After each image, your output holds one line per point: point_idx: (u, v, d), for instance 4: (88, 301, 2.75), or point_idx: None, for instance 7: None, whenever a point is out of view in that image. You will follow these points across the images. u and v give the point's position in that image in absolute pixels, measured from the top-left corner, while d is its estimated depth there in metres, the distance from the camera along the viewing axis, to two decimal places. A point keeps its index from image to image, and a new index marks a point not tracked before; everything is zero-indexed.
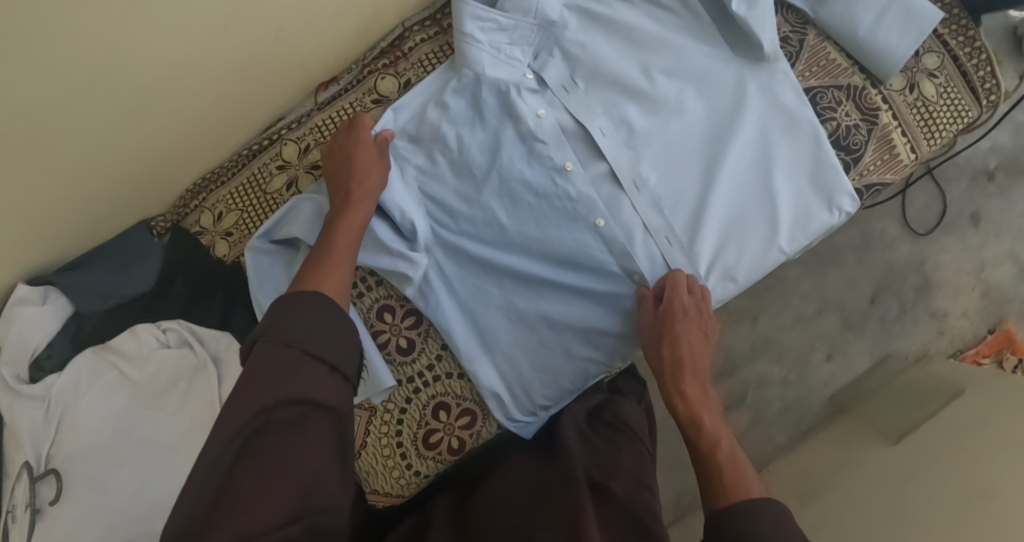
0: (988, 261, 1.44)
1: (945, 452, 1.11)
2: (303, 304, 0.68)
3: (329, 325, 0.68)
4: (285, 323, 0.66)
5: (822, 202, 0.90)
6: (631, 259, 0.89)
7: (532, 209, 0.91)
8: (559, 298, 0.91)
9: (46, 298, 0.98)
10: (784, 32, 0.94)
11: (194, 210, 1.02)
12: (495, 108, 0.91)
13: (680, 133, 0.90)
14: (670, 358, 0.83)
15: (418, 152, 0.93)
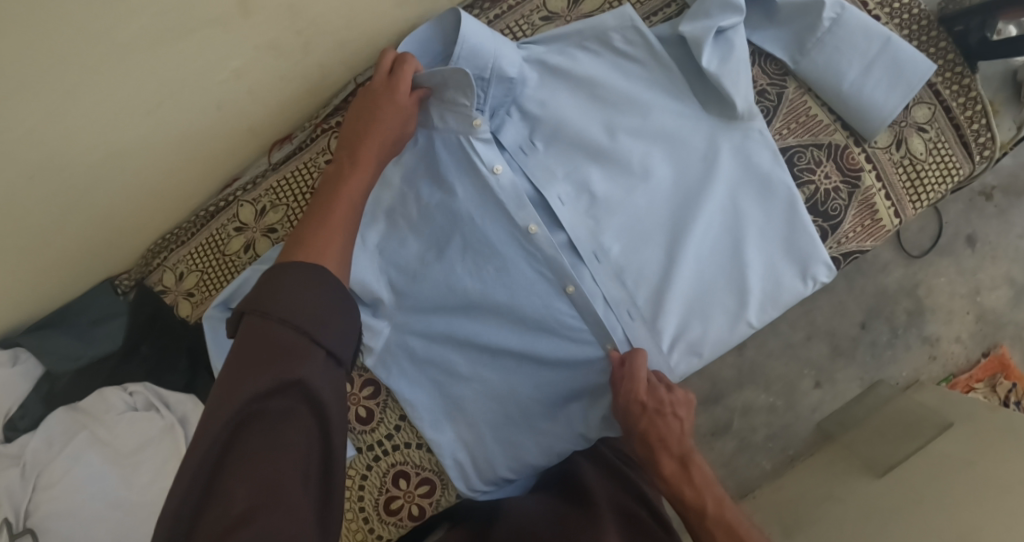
0: (983, 285, 1.39)
1: (923, 494, 1.07)
2: (300, 275, 0.60)
3: (331, 309, 0.59)
4: (275, 291, 0.58)
5: (795, 270, 0.86)
6: (597, 330, 0.86)
7: (498, 275, 0.86)
8: (525, 370, 0.88)
9: (16, 359, 0.98)
10: (761, 85, 0.88)
11: (157, 268, 1.01)
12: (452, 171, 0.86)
13: (645, 203, 0.86)
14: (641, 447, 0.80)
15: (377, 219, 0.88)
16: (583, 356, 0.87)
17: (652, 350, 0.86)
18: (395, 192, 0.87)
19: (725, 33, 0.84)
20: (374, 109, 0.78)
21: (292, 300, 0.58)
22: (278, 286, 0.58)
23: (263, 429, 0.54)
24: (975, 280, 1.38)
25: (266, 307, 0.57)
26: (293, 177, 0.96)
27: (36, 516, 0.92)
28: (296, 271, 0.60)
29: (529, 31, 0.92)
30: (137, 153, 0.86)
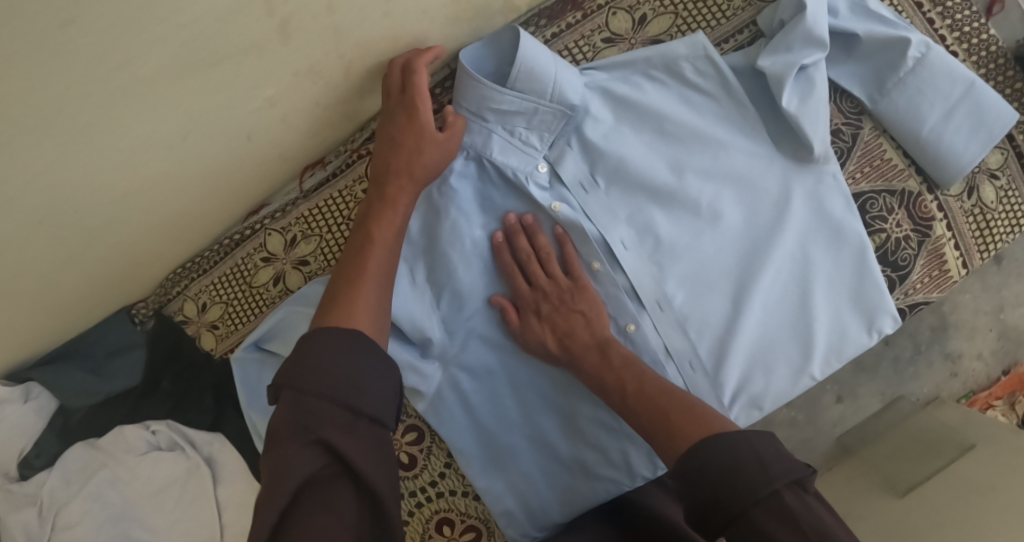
0: (1007, 301, 1.41)
1: (945, 515, 1.07)
2: (339, 339, 0.58)
3: (367, 368, 0.57)
4: (313, 362, 0.55)
5: (861, 324, 0.82)
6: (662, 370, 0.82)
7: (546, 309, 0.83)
8: (581, 401, 0.82)
9: (28, 395, 0.91)
10: (836, 124, 0.83)
11: (177, 297, 0.93)
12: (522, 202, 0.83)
13: (710, 247, 0.81)
14: (598, 368, 0.75)
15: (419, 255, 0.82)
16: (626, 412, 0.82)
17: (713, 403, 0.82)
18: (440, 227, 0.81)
19: (805, 71, 0.79)
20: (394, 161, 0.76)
21: (328, 370, 0.55)
22: (309, 355, 0.56)
23: (317, 500, 0.52)
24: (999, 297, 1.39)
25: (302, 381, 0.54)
26: (325, 207, 0.87)
27: None
28: (338, 339, 0.58)
29: (590, 53, 0.85)
30: (159, 187, 0.77)
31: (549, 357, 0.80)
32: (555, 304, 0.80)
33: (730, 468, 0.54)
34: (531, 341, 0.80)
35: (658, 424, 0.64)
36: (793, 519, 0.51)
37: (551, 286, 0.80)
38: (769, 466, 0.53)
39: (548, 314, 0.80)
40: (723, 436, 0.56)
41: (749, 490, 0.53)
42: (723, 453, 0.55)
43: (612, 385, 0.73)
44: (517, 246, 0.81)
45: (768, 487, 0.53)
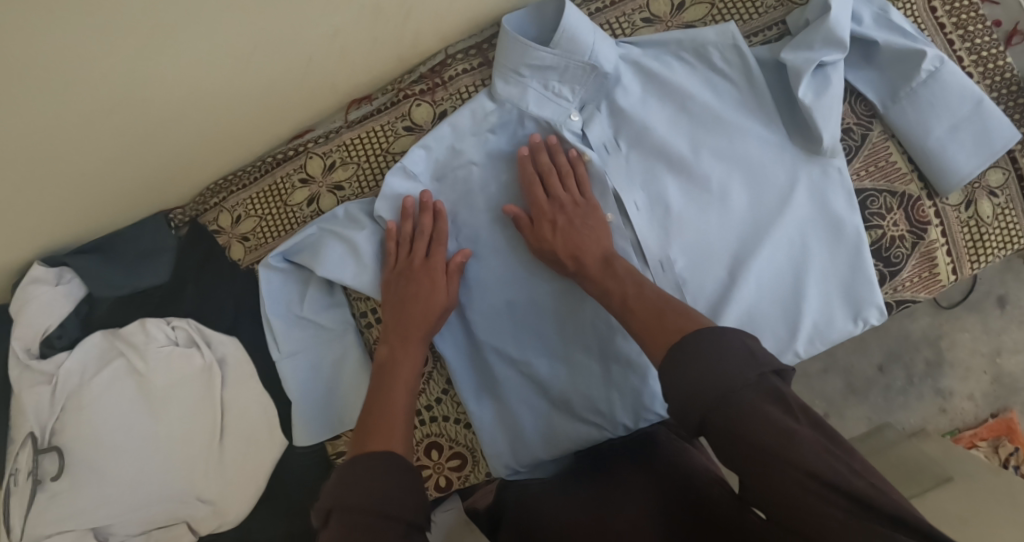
0: (1005, 347, 1.44)
1: None
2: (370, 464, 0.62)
3: (398, 481, 0.61)
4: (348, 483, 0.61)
5: (849, 313, 0.87)
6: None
7: None
8: (579, 346, 0.89)
9: (60, 278, 0.99)
10: (847, 123, 0.88)
11: (213, 208, 0.99)
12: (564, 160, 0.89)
13: (715, 222, 0.87)
14: (602, 278, 0.78)
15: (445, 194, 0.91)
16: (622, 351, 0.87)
17: None
18: (465, 173, 0.90)
19: (823, 69, 0.85)
20: (411, 292, 0.85)
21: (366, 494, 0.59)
22: (344, 481, 0.61)
23: None
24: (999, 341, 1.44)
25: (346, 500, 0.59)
26: (367, 138, 0.94)
27: (61, 436, 0.99)
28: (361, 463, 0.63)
29: (628, 30, 0.92)
30: (220, 98, 0.86)
31: (560, 266, 0.84)
32: (573, 216, 0.84)
33: (720, 363, 0.57)
34: (545, 246, 0.84)
35: (649, 326, 0.67)
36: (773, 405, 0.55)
37: (568, 197, 0.85)
38: (758, 355, 0.57)
39: (562, 226, 0.83)
40: (709, 334, 0.60)
41: (737, 380, 0.56)
42: (719, 339, 0.59)
43: (614, 293, 0.75)
44: (540, 162, 0.87)
45: (756, 375, 0.56)
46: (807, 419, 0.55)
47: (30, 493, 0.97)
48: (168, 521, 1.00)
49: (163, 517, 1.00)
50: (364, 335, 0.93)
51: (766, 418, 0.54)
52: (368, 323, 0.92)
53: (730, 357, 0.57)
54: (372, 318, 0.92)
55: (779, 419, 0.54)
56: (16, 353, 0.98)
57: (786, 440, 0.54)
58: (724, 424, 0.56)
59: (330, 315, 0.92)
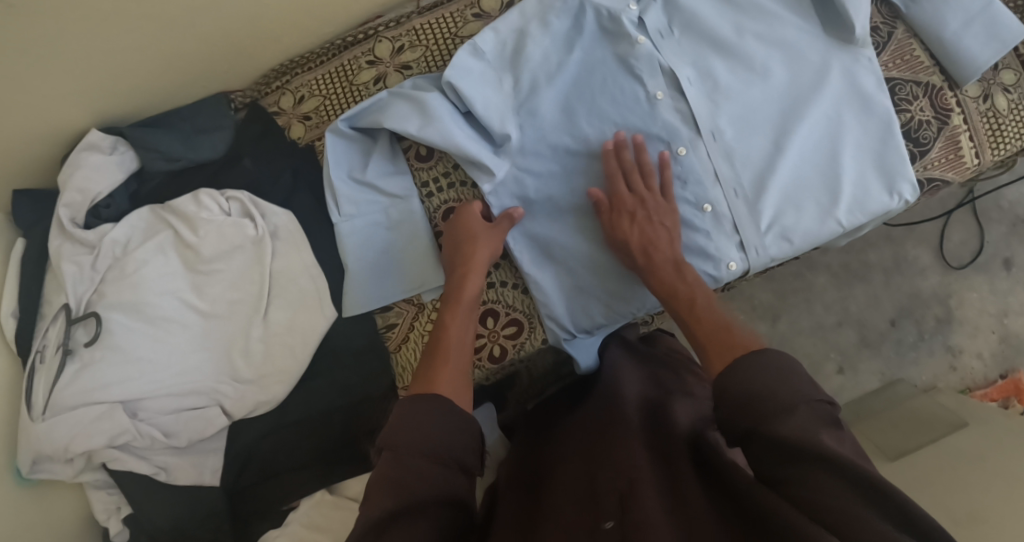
0: (1012, 308, 1.44)
1: (941, 472, 1.11)
2: (423, 403, 0.66)
3: (445, 425, 0.64)
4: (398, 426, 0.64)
5: (883, 184, 0.93)
6: (703, 188, 0.91)
7: (608, 119, 0.91)
8: None
9: (115, 149, 0.99)
10: (875, 22, 0.98)
11: (276, 90, 1.02)
12: (620, 43, 0.93)
13: (760, 96, 0.93)
14: (671, 281, 0.82)
15: (505, 74, 0.94)
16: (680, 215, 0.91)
17: (749, 228, 0.91)
18: (522, 53, 0.93)
19: None
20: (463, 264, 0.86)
21: (416, 429, 0.63)
22: (401, 421, 0.64)
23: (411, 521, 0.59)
24: (1005, 302, 1.44)
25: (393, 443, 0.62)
26: (436, 25, 0.97)
27: (99, 304, 0.96)
28: (416, 400, 0.66)
29: None
30: None
31: (628, 258, 0.87)
32: (649, 214, 0.86)
33: (772, 378, 0.63)
34: (617, 237, 0.86)
35: (719, 336, 0.72)
36: (803, 408, 0.61)
37: (648, 197, 0.87)
38: (802, 383, 0.63)
39: (641, 219, 0.86)
40: (760, 359, 0.65)
41: (787, 396, 0.62)
42: (763, 357, 0.66)
43: (681, 294, 0.81)
44: (620, 159, 0.88)
45: (799, 399, 0.62)
46: (825, 422, 0.61)
47: (60, 363, 0.93)
48: (201, 403, 0.97)
49: (196, 396, 0.97)
50: (424, 202, 0.95)
51: (797, 415, 0.61)
52: (429, 191, 0.95)
53: (784, 380, 0.63)
54: (434, 186, 0.95)
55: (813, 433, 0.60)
56: (63, 219, 0.96)
57: (792, 420, 0.60)
58: (755, 418, 0.62)
59: (391, 183, 0.94)
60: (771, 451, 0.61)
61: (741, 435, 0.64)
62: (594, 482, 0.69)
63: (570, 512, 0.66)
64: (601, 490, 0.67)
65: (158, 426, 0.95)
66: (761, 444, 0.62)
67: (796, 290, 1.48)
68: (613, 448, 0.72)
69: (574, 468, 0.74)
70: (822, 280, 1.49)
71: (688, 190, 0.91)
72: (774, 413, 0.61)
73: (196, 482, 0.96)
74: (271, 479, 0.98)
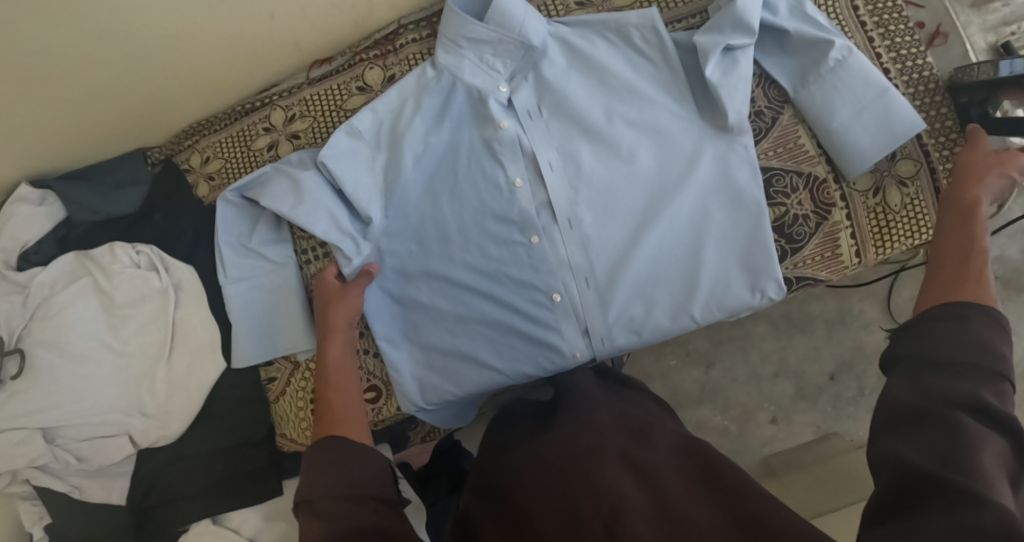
0: None
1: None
2: (323, 451, 0.73)
3: (341, 455, 0.72)
4: (314, 476, 0.70)
5: (746, 282, 0.91)
6: (554, 277, 0.92)
7: (470, 203, 0.95)
8: (484, 301, 0.94)
9: (44, 200, 1.09)
10: (759, 106, 0.93)
11: (186, 149, 1.10)
12: (486, 124, 0.94)
13: (623, 184, 0.92)
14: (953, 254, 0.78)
15: (379, 151, 0.97)
16: (527, 308, 0.93)
17: (598, 319, 0.92)
18: (395, 133, 0.96)
19: (733, 52, 0.90)
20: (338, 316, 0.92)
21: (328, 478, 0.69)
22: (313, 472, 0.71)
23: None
24: None
25: (304, 494, 0.69)
26: (323, 96, 1.02)
27: (27, 339, 1.07)
28: (322, 449, 0.73)
29: (562, 12, 0.99)
30: (191, 43, 0.97)
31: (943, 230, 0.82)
32: (986, 176, 0.84)
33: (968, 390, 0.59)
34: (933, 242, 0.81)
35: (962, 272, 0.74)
36: (989, 439, 0.56)
37: (980, 163, 0.85)
38: (977, 406, 0.58)
39: (985, 176, 0.84)
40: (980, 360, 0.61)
41: (951, 415, 0.58)
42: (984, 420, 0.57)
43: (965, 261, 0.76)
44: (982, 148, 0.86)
45: (954, 415, 0.57)
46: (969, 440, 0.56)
47: None
48: (112, 431, 1.08)
49: (109, 426, 1.08)
50: (302, 270, 1.03)
51: (970, 445, 0.55)
52: (308, 259, 1.02)
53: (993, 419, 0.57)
54: (312, 255, 1.02)
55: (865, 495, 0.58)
56: None
57: (938, 432, 0.57)
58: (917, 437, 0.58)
59: (274, 250, 1.02)
60: (900, 394, 0.63)
61: (910, 324, 0.70)
62: (572, 504, 0.67)
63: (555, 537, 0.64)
64: (583, 515, 0.65)
65: (72, 450, 1.07)
66: (922, 339, 0.66)
67: (733, 337, 1.45)
68: (591, 472, 0.70)
69: (547, 483, 0.71)
70: (762, 328, 1.45)
71: (538, 280, 0.92)
72: (932, 421, 0.58)
73: (105, 501, 1.09)
74: (166, 504, 1.09)
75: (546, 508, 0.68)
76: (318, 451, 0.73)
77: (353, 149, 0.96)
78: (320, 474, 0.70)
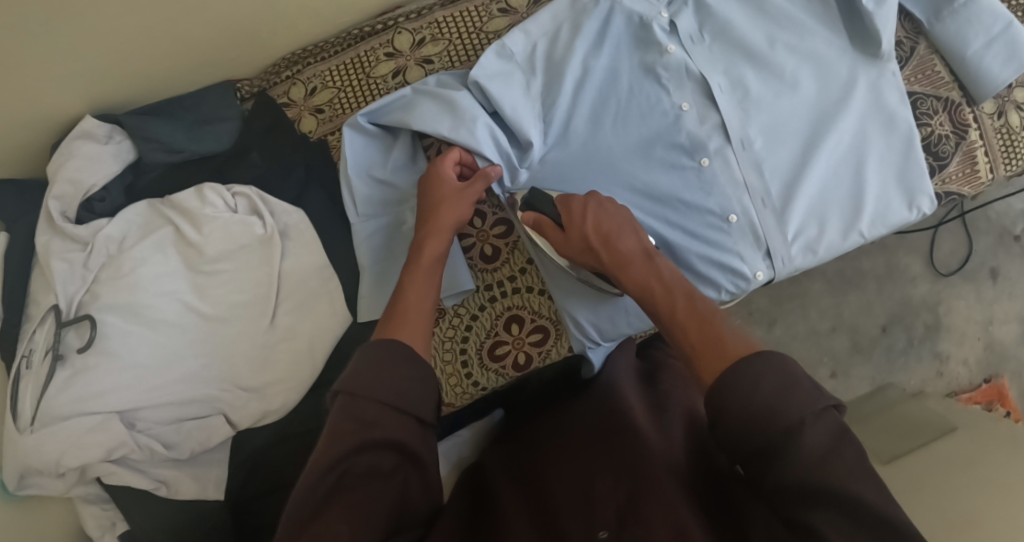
0: (997, 316, 1.44)
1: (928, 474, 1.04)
2: (386, 351, 0.64)
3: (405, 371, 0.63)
4: (361, 372, 0.62)
5: (904, 198, 0.93)
6: (728, 199, 0.91)
7: (637, 129, 0.91)
8: (659, 227, 0.91)
9: (110, 138, 0.93)
10: (898, 36, 0.98)
11: (286, 81, 0.97)
12: (647, 51, 0.91)
13: (788, 108, 0.93)
14: None
15: (535, 77, 0.91)
16: (703, 233, 0.91)
17: (777, 238, 0.91)
18: (552, 59, 0.90)
19: None
20: (435, 204, 0.83)
21: (378, 381, 0.61)
22: (374, 364, 0.62)
23: (357, 479, 0.58)
24: (991, 310, 1.44)
25: (352, 386, 0.61)
26: (459, 18, 0.94)
27: (92, 306, 0.89)
28: (381, 347, 0.64)
29: None
30: None
31: None
32: None
33: None
34: None
35: None
36: None
37: None
38: None
39: None
40: None
41: None
42: None
43: None
44: None
45: None
46: None
47: (49, 371, 0.85)
48: (202, 412, 0.91)
49: (197, 405, 0.91)
50: None
51: None
52: None
53: None
54: None
55: (786, 389, 0.56)
56: (51, 212, 0.89)
57: None
58: None
59: (412, 182, 0.91)
60: None
61: None
62: (594, 488, 0.62)
63: (566, 519, 0.60)
64: (599, 499, 0.61)
65: (156, 437, 0.89)
66: None
67: (790, 295, 1.47)
68: (627, 454, 0.65)
69: (574, 465, 0.67)
70: (817, 286, 1.47)
71: (713, 203, 0.91)
72: None
73: (198, 496, 0.90)
74: (277, 491, 0.93)
75: (568, 492, 0.63)
76: (380, 346, 0.64)
77: (508, 74, 0.89)
78: (373, 372, 0.61)
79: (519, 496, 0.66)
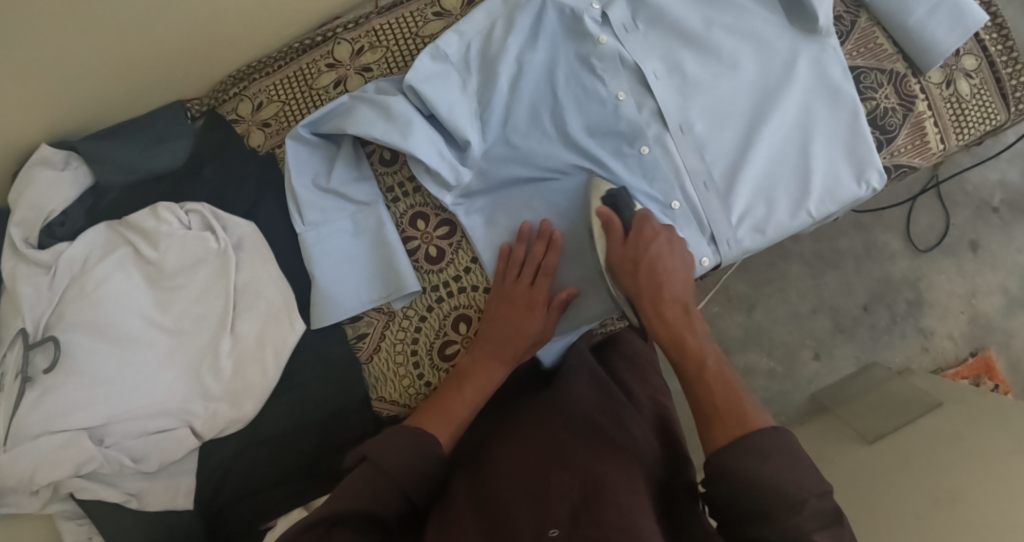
0: (980, 289, 1.41)
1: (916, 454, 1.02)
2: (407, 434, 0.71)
3: (421, 449, 0.70)
4: (387, 444, 0.69)
5: (852, 173, 0.92)
6: (670, 185, 0.92)
7: (576, 121, 0.91)
8: None
9: (67, 164, 0.97)
10: (838, 12, 0.98)
11: (234, 97, 1.00)
12: (581, 43, 0.92)
13: (728, 89, 0.92)
14: None
15: (471, 76, 0.92)
16: None
17: (722, 221, 0.91)
18: (486, 57, 0.91)
19: None
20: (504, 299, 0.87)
21: (389, 453, 0.68)
22: (387, 441, 0.70)
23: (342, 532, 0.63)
24: (972, 283, 1.41)
25: (372, 456, 0.68)
26: (396, 25, 0.96)
27: (58, 326, 0.92)
28: (404, 429, 0.72)
29: None
30: None
31: None
32: None
33: None
34: None
35: None
36: None
37: None
38: None
39: None
40: None
41: None
42: None
43: None
44: None
45: None
46: None
47: (18, 393, 0.89)
48: (169, 424, 0.92)
49: (164, 416, 0.92)
50: (391, 208, 0.95)
51: None
52: (395, 197, 0.95)
53: None
54: (400, 191, 0.95)
55: (792, 466, 0.63)
56: (14, 238, 0.93)
57: None
58: None
59: (357, 189, 0.93)
60: None
61: None
62: (546, 480, 0.66)
63: (519, 510, 0.63)
64: (552, 493, 0.64)
65: (125, 450, 0.91)
66: None
67: (770, 278, 1.45)
68: (589, 455, 0.70)
69: (531, 454, 0.71)
70: (797, 268, 1.45)
71: (655, 189, 0.91)
72: None
73: (169, 507, 0.92)
74: (247, 498, 0.95)
75: (518, 482, 0.67)
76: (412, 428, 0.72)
77: (444, 75, 0.90)
78: (390, 450, 0.69)
79: (473, 486, 0.69)
